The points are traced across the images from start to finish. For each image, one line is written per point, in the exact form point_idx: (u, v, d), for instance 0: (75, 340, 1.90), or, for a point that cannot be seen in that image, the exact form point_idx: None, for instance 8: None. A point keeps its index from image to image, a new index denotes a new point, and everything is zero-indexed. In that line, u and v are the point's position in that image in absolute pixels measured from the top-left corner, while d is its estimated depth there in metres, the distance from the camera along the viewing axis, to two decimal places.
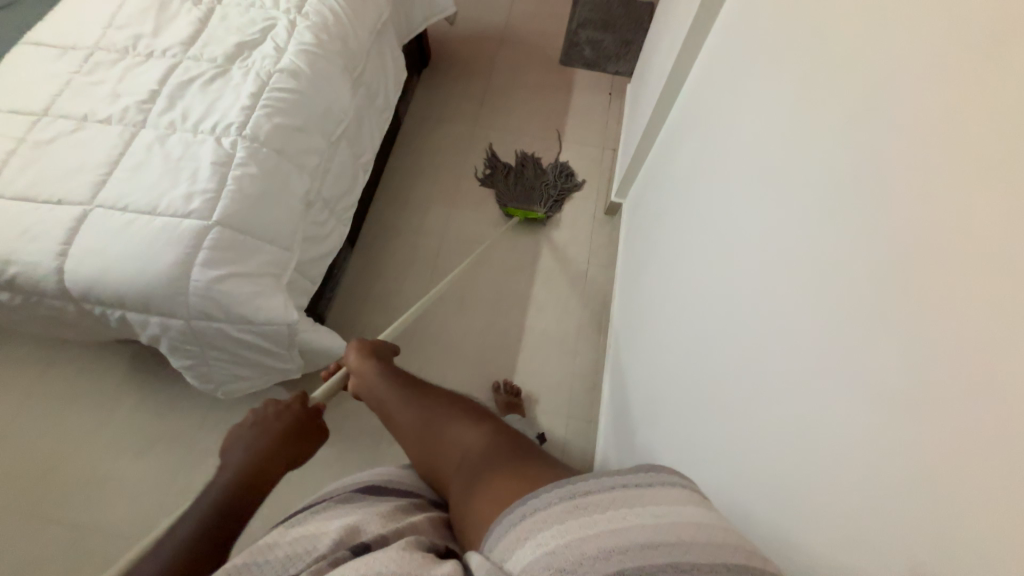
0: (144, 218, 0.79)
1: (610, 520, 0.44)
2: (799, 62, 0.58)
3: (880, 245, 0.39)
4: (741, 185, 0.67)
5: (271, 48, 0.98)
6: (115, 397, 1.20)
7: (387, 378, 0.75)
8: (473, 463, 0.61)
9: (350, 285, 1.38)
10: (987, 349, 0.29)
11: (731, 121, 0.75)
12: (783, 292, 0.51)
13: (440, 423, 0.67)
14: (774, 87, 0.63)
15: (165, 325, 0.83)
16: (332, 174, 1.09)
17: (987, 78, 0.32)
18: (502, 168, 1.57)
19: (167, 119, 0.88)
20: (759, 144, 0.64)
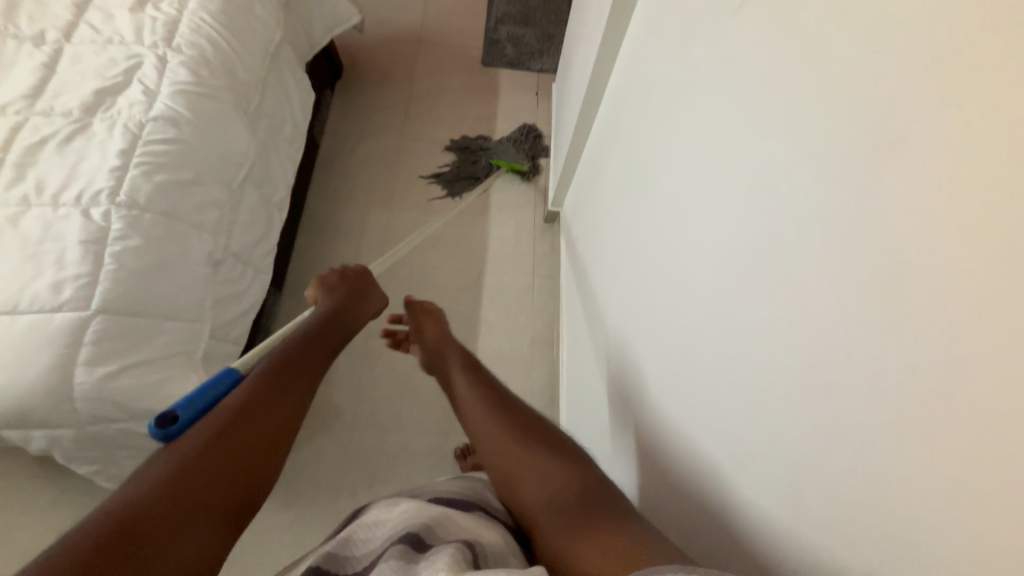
0: (3, 319, 0.67)
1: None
2: (722, 75, 0.53)
3: (832, 292, 0.35)
4: (679, 200, 0.62)
5: (140, 92, 0.85)
6: (20, 501, 1.06)
7: (474, 388, 0.70)
8: (560, 506, 0.51)
9: (284, 332, 1.28)
10: (983, 445, 0.25)
11: (663, 130, 0.70)
12: (733, 329, 0.47)
13: (526, 447, 0.58)
14: (701, 98, 0.58)
15: (53, 437, 0.73)
16: (240, 223, 0.98)
17: (980, 92, 0.25)
18: (459, 166, 1.55)
19: (17, 192, 0.74)
20: (690, 161, 0.59)
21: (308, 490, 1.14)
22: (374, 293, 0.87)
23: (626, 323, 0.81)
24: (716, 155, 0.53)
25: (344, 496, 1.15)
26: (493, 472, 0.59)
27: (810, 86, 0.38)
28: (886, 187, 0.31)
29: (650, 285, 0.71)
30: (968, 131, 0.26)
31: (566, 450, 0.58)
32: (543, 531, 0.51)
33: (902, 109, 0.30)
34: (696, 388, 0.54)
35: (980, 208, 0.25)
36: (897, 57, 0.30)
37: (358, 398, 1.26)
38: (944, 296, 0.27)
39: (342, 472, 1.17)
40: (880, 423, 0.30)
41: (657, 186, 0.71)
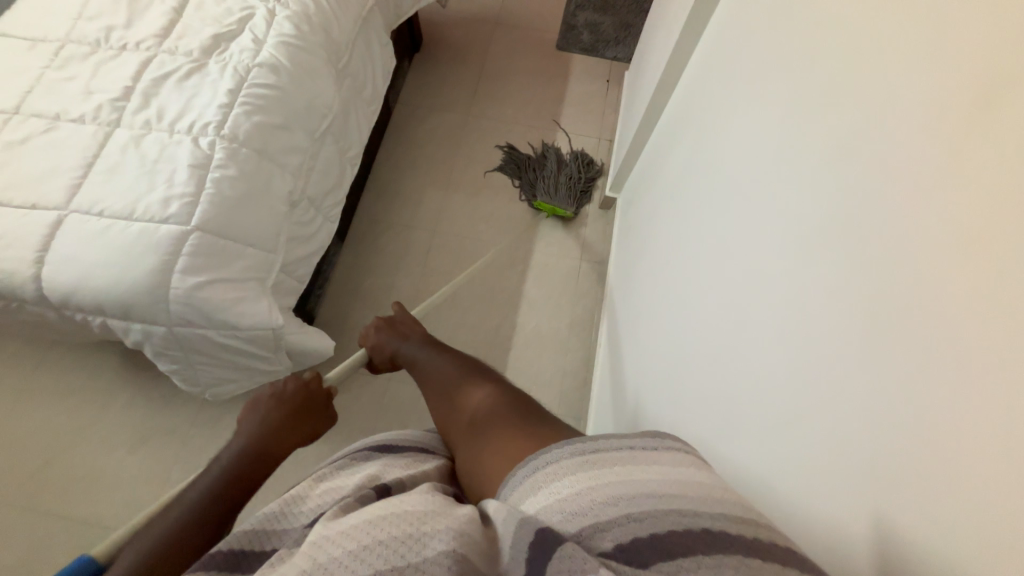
0: (121, 224, 0.78)
1: (619, 474, 0.39)
2: (783, 76, 0.55)
3: (858, 276, 0.38)
4: (723, 198, 0.65)
5: (249, 40, 0.94)
6: (107, 394, 1.21)
7: (424, 345, 0.78)
8: (476, 422, 0.57)
9: (341, 281, 1.37)
10: (976, 382, 0.28)
11: (716, 130, 0.73)
12: (760, 314, 0.51)
13: (460, 381, 0.66)
14: (759, 100, 0.60)
15: (147, 332, 0.83)
16: (317, 171, 1.06)
17: (998, 76, 0.29)
18: (528, 162, 1.51)
19: (142, 118, 0.85)
20: (739, 160, 0.62)
21: (345, 429, 1.23)
22: (316, 404, 0.73)
23: (660, 309, 0.84)
24: (767, 153, 0.56)
25: None
26: (434, 407, 0.66)
27: (859, 90, 0.41)
28: (910, 177, 0.34)
29: (685, 278, 0.74)
30: (986, 122, 0.29)
31: (494, 380, 0.65)
32: (463, 446, 0.57)
33: (932, 105, 0.33)
34: (720, 371, 0.57)
35: (992, 174, 0.28)
36: (934, 60, 0.34)
37: None
38: (953, 266, 0.30)
39: (376, 418, 1.25)
40: (888, 387, 0.33)
41: (704, 178, 0.74)
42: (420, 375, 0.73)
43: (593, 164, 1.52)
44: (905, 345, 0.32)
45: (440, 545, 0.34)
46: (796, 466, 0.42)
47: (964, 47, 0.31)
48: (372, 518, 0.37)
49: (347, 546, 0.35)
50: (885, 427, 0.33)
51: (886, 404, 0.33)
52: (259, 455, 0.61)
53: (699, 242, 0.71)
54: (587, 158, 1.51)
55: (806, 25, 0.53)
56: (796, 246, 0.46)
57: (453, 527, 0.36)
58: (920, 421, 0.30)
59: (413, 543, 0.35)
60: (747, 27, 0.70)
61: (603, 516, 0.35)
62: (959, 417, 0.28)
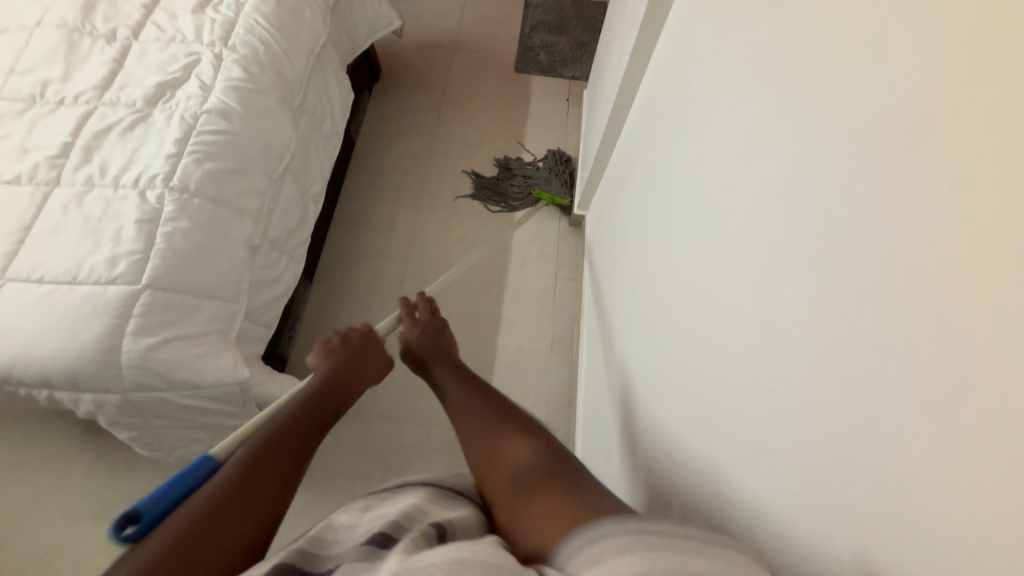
0: (64, 288, 0.73)
1: (680, 558, 0.35)
2: (747, 85, 0.54)
3: (839, 293, 0.36)
4: (697, 210, 0.64)
5: (196, 87, 0.91)
6: (65, 463, 1.13)
7: (462, 386, 0.74)
8: (518, 477, 0.53)
9: (313, 320, 1.33)
10: (979, 413, 0.25)
11: (685, 141, 0.71)
12: (742, 331, 0.49)
13: (501, 429, 0.61)
14: (725, 110, 0.59)
15: (100, 401, 0.78)
16: (278, 213, 1.03)
17: (975, 81, 0.27)
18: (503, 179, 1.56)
19: (84, 174, 0.81)
20: (711, 172, 0.61)
21: (327, 474, 1.17)
22: (375, 356, 0.85)
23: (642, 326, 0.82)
24: (737, 164, 0.54)
25: (360, 483, 1.17)
26: (469, 457, 0.62)
27: (828, 95, 0.39)
28: (891, 188, 0.32)
29: (665, 292, 0.72)
30: (972, 129, 0.27)
31: (538, 432, 0.61)
32: (501, 502, 0.53)
33: (902, 112, 0.31)
34: (706, 391, 0.55)
35: (979, 185, 0.26)
36: (909, 62, 0.31)
37: (378, 387, 1.28)
38: (941, 288, 0.28)
39: (359, 459, 1.20)
40: (885, 415, 0.31)
41: (676, 190, 0.73)
42: (453, 417, 0.69)
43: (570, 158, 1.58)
44: (896, 371, 0.30)
45: None
46: (789, 496, 0.40)
47: (943, 47, 0.29)
48: (452, 563, 0.34)
49: None
50: (883, 463, 0.31)
51: (882, 436, 0.31)
52: (325, 394, 0.71)
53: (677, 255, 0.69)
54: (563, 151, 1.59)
55: (755, 43, 0.53)
56: (774, 261, 0.44)
57: None
58: (921, 455, 0.28)
59: None
60: (703, 40, 0.70)
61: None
62: (962, 454, 0.26)
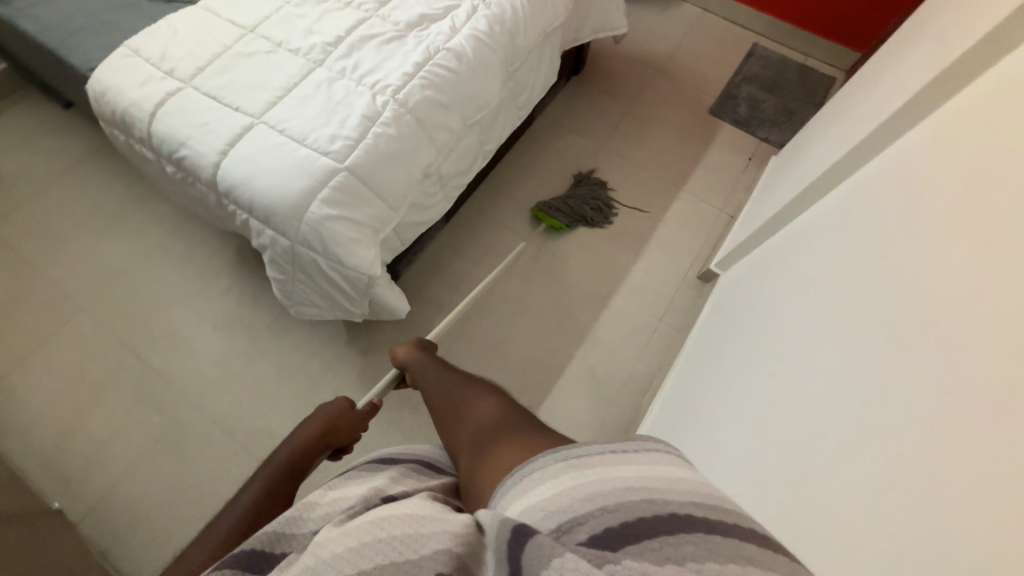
0: (293, 144, 0.90)
1: (596, 471, 0.40)
2: (986, 233, 0.52)
3: (1000, 463, 0.39)
4: (893, 330, 0.59)
5: (448, 26, 1.04)
6: (216, 274, 1.38)
7: (435, 361, 0.81)
8: (482, 435, 0.59)
9: (432, 254, 1.45)
10: None
11: (875, 260, 0.71)
12: (885, 456, 0.50)
13: (466, 396, 0.68)
14: (948, 248, 0.57)
15: (275, 240, 0.94)
16: (456, 154, 1.14)
17: None
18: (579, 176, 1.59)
19: (341, 64, 0.97)
20: (932, 296, 0.56)
21: None
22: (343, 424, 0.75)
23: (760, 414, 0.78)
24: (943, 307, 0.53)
25: (407, 409, 1.26)
26: (439, 423, 0.67)
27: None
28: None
29: (787, 390, 0.74)
30: None
31: (497, 393, 0.67)
32: (465, 462, 0.57)
33: None
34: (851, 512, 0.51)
35: None
36: None
37: (458, 338, 1.35)
38: None
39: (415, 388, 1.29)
40: None
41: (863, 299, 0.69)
42: (426, 393, 0.74)
43: (682, 242, 1.50)
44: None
45: (438, 544, 0.36)
46: None
47: None
48: (374, 518, 0.39)
49: (344, 545, 0.36)
50: None
51: None
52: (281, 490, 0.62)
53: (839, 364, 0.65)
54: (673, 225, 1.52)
55: None
56: (953, 412, 0.45)
57: (451, 530, 0.37)
58: None
59: (413, 543, 0.36)
60: (941, 165, 0.67)
61: (577, 512, 0.36)
62: None
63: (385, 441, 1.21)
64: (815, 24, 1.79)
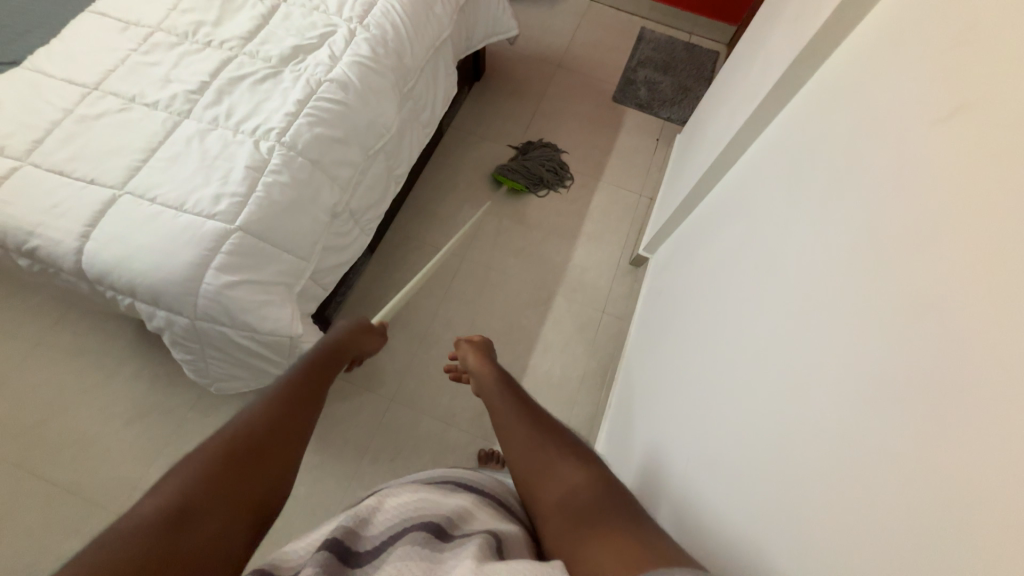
0: (170, 213, 0.79)
1: None
2: (856, 208, 0.57)
3: (842, 426, 0.47)
4: (789, 305, 0.64)
5: (326, 55, 0.97)
6: (116, 361, 1.22)
7: (513, 400, 0.75)
8: (579, 504, 0.54)
9: (364, 290, 1.38)
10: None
11: (783, 232, 0.73)
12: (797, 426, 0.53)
13: (554, 441, 0.64)
14: (828, 222, 0.62)
15: (170, 320, 0.83)
16: (363, 186, 1.08)
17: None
18: (525, 146, 1.64)
19: (211, 113, 0.88)
20: (818, 271, 0.60)
21: (338, 441, 1.20)
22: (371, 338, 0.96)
23: (692, 395, 0.83)
24: (845, 273, 0.55)
25: (366, 460, 1.19)
26: (519, 464, 0.64)
27: (958, 239, 0.41)
28: (1010, 343, 0.34)
29: (716, 367, 0.78)
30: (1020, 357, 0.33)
31: (593, 460, 0.61)
32: (557, 530, 0.53)
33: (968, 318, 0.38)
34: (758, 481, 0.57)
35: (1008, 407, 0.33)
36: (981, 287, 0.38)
37: (406, 373, 1.29)
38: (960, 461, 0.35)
39: (372, 436, 1.21)
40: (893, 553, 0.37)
41: (767, 273, 0.74)
42: (504, 431, 0.70)
43: (613, 230, 1.54)
44: (955, 494, 0.35)
45: None
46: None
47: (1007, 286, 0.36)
48: None
49: None
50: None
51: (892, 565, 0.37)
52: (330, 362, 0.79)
53: (753, 341, 0.70)
54: (599, 217, 1.55)
55: (889, 163, 0.53)
56: (813, 382, 0.54)
57: None
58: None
59: None
60: (823, 135, 0.71)
61: None
62: None
63: (348, 500, 1.14)
64: (693, 3, 1.89)
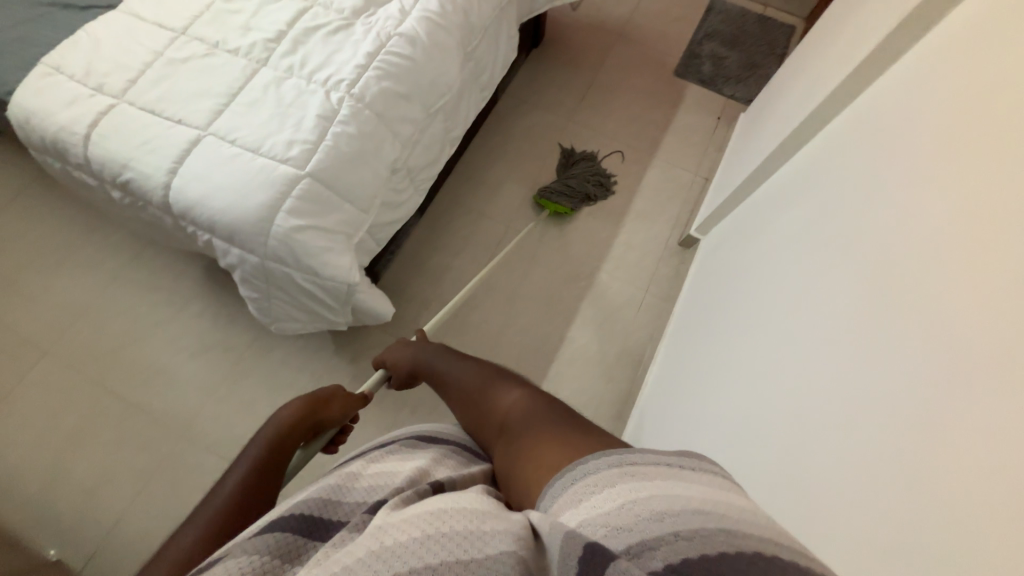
0: (248, 155, 0.84)
1: (656, 488, 0.36)
2: (944, 183, 0.54)
3: (907, 401, 0.46)
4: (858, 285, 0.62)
5: (396, 10, 0.98)
6: (185, 298, 1.32)
7: (449, 354, 0.79)
8: (512, 421, 0.57)
9: (411, 251, 1.42)
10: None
11: (851, 213, 0.70)
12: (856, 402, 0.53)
13: (491, 386, 0.65)
14: (908, 197, 0.59)
15: (243, 259, 0.89)
16: (421, 145, 1.09)
17: None
18: (567, 156, 1.53)
19: (287, 62, 0.91)
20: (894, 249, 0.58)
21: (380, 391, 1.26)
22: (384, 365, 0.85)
23: (737, 373, 0.82)
24: (918, 257, 0.53)
25: (405, 411, 1.24)
26: (464, 417, 0.66)
27: None
28: None
29: (767, 347, 0.77)
30: None
31: (522, 383, 0.65)
32: (501, 451, 0.55)
33: None
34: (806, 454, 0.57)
35: None
36: None
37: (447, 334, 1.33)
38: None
39: (412, 390, 1.27)
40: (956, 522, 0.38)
41: (832, 252, 0.71)
42: (448, 388, 0.72)
43: (664, 209, 1.50)
44: None
45: (501, 546, 0.34)
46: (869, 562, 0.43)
47: None
48: (433, 511, 0.37)
49: (403, 533, 0.35)
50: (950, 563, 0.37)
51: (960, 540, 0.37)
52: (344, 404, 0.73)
53: (810, 320, 0.69)
54: (650, 196, 1.52)
55: (993, 136, 0.50)
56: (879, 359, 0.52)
57: (515, 530, 0.36)
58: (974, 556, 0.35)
59: (473, 540, 0.35)
60: (910, 109, 0.67)
61: (647, 535, 0.33)
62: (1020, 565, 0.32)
63: None
64: None
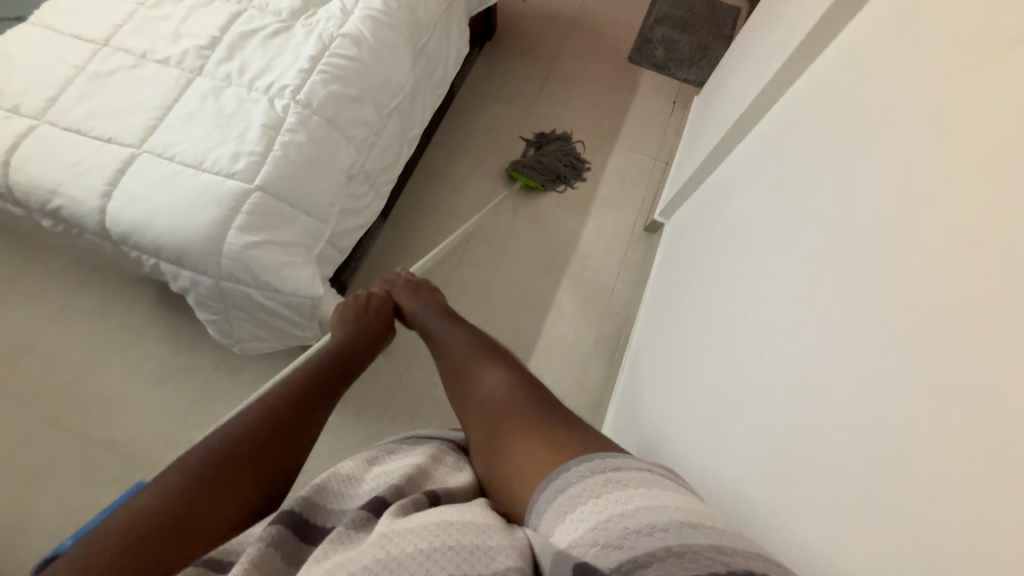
0: (190, 171, 0.79)
1: (640, 497, 0.40)
2: (888, 156, 0.56)
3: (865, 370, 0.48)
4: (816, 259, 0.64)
5: (338, 9, 0.94)
6: (140, 325, 1.25)
7: (439, 324, 0.77)
8: (499, 403, 0.58)
9: (378, 256, 1.38)
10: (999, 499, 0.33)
11: (806, 189, 0.72)
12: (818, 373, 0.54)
13: (477, 363, 0.65)
14: (857, 172, 0.61)
15: (195, 281, 0.85)
16: (378, 148, 1.06)
17: None
18: (540, 138, 1.56)
19: (224, 70, 0.86)
20: (847, 223, 0.60)
21: (358, 402, 1.23)
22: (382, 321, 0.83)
23: (708, 353, 0.84)
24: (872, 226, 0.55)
25: (385, 420, 1.22)
26: (448, 388, 0.67)
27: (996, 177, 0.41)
28: None
29: (735, 325, 0.79)
30: None
31: (512, 364, 0.65)
32: (481, 430, 0.57)
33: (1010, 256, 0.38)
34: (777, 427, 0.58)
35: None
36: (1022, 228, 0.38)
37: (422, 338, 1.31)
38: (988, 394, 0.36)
39: (391, 397, 1.25)
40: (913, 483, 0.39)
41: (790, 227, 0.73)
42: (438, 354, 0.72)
43: (628, 195, 1.52)
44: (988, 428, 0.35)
45: (509, 561, 0.36)
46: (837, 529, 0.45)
47: None
48: (441, 522, 0.39)
49: (414, 542, 0.37)
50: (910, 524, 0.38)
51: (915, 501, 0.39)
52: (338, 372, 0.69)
53: (773, 296, 0.71)
54: (613, 183, 1.53)
55: (930, 107, 0.52)
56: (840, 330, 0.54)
57: (517, 546, 0.38)
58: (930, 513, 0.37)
59: (480, 555, 0.37)
60: (854, 85, 0.69)
61: (637, 549, 0.36)
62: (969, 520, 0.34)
63: None
64: None
